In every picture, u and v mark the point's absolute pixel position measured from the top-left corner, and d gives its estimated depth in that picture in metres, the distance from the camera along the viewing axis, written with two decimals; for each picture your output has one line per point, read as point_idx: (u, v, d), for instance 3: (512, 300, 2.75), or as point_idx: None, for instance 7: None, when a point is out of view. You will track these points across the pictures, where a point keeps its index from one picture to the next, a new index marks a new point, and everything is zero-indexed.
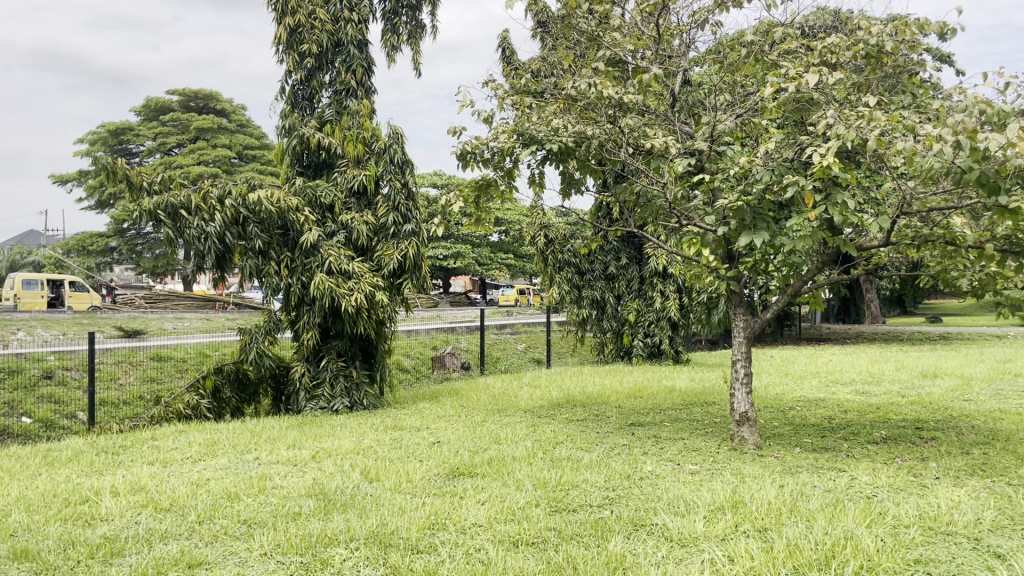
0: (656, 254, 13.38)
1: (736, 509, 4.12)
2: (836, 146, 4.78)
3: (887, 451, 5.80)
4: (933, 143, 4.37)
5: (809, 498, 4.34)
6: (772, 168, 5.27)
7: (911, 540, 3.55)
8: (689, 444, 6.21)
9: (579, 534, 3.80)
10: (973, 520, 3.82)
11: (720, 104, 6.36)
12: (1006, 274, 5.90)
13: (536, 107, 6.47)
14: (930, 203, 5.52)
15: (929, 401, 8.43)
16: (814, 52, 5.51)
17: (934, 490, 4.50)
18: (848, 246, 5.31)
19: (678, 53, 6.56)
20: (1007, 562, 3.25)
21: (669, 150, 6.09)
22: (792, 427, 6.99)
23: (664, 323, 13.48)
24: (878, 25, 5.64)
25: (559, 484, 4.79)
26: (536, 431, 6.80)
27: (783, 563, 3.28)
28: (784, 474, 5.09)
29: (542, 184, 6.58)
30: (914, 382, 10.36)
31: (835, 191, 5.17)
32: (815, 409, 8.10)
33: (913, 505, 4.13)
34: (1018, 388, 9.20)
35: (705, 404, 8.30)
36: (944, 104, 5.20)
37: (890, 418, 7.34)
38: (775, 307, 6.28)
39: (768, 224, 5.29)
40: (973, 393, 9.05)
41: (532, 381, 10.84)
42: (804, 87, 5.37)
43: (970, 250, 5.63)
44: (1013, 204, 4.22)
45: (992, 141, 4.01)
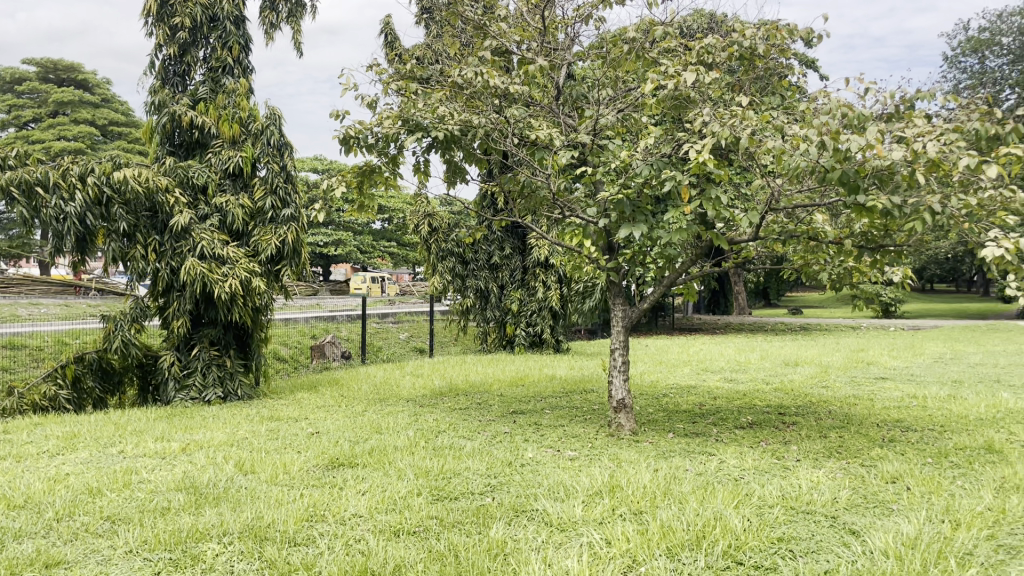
0: (538, 244, 13.62)
1: (614, 493, 4.24)
2: (711, 144, 4.97)
3: (753, 435, 6.10)
4: (800, 143, 4.62)
5: (681, 481, 4.51)
6: (651, 163, 5.41)
7: (774, 519, 3.75)
8: (569, 430, 6.34)
9: (460, 521, 3.81)
10: (830, 500, 4.07)
11: (603, 97, 6.50)
12: (863, 269, 6.31)
13: (422, 93, 6.40)
14: (796, 200, 5.84)
15: (791, 388, 8.92)
16: (692, 52, 5.72)
17: (794, 471, 4.77)
18: (721, 239, 5.54)
19: (563, 46, 6.65)
20: (860, 538, 3.48)
21: (553, 141, 6.18)
22: (666, 413, 7.25)
23: (546, 313, 13.68)
24: (751, 28, 5.90)
25: (441, 473, 4.78)
26: (417, 420, 6.77)
27: (657, 544, 3.39)
28: (658, 459, 5.27)
29: (426, 173, 6.54)
30: (777, 370, 10.96)
31: (710, 186, 5.38)
32: (687, 395, 8.44)
33: (776, 486, 4.36)
34: (870, 376, 9.87)
35: (584, 392, 8.49)
36: (809, 107, 5.49)
37: (755, 404, 7.74)
38: (652, 297, 6.48)
39: (646, 217, 5.45)
40: (830, 380, 9.67)
41: (415, 369, 10.80)
42: (681, 85, 5.57)
43: (830, 245, 5.99)
44: (871, 202, 4.50)
45: (854, 141, 4.27)
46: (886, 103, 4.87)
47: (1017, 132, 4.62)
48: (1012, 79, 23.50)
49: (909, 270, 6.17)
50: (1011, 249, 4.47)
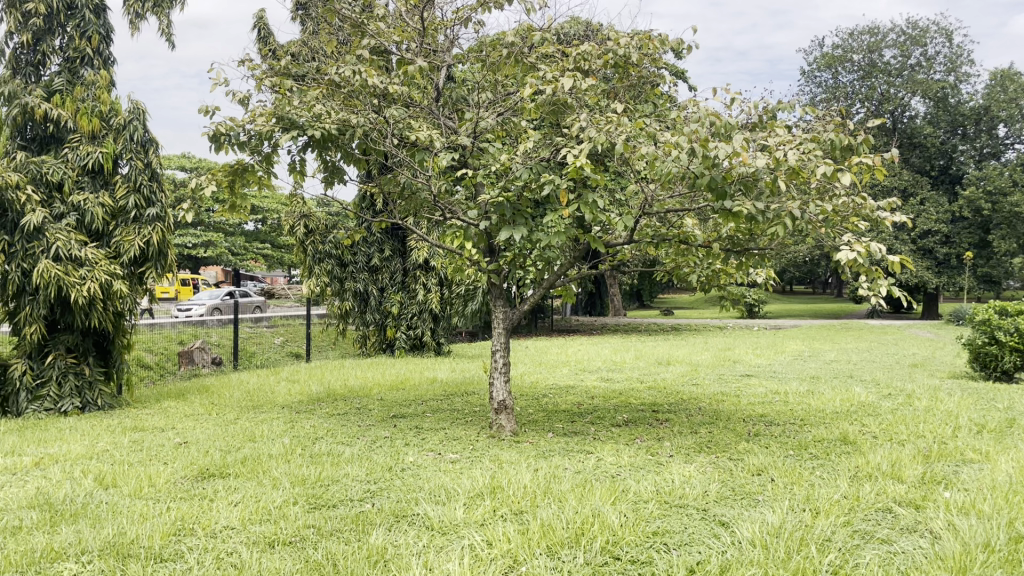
0: (418, 246, 13.53)
1: (495, 494, 4.25)
2: (588, 148, 5.09)
3: (629, 433, 6.27)
4: (671, 150, 4.78)
5: (560, 479, 4.58)
6: (530, 166, 5.49)
7: (649, 514, 3.86)
8: (450, 433, 6.33)
9: (338, 529, 3.72)
10: (702, 493, 4.24)
11: (483, 101, 6.53)
12: (729, 271, 6.61)
13: (298, 90, 6.23)
14: (668, 205, 6.05)
15: (665, 386, 9.25)
16: (569, 58, 5.84)
17: (668, 466, 4.94)
18: (598, 242, 5.68)
19: (442, 48, 6.65)
20: (728, 529, 3.64)
21: (433, 143, 6.15)
22: (546, 413, 7.36)
23: (426, 316, 13.63)
24: (626, 36, 6.06)
25: (318, 480, 4.66)
26: (293, 427, 6.58)
27: (537, 543, 3.42)
28: (538, 459, 5.33)
29: (302, 172, 6.37)
30: (651, 369, 11.33)
31: (587, 190, 5.49)
32: (566, 395, 8.59)
33: (651, 482, 4.49)
34: (737, 373, 10.35)
35: (466, 394, 8.50)
36: (680, 115, 5.70)
37: (631, 402, 7.97)
38: (531, 299, 6.55)
39: (526, 220, 5.51)
40: (701, 378, 10.09)
41: (291, 375, 10.49)
42: (559, 90, 5.67)
43: (700, 248, 6.24)
44: (737, 207, 4.72)
45: (721, 149, 4.46)
46: (751, 113, 5.12)
47: (868, 143, 4.96)
48: (861, 94, 25.19)
49: (772, 273, 6.52)
50: (862, 252, 4.79)
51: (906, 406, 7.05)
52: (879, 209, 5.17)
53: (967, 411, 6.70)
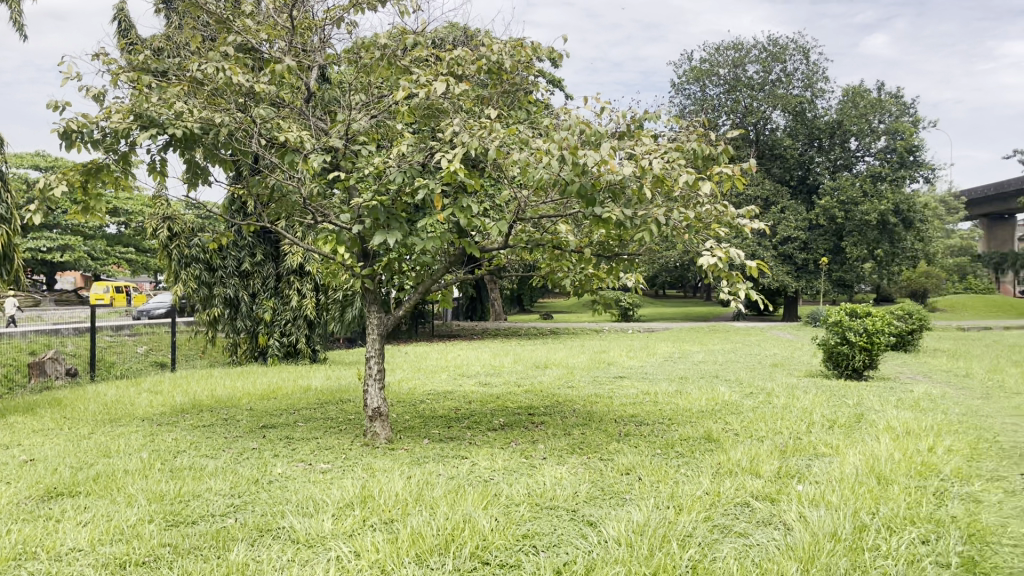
0: (292, 251, 13.18)
1: (365, 504, 4.17)
2: (461, 153, 5.08)
3: (504, 437, 6.30)
4: (543, 156, 4.84)
5: (433, 486, 4.54)
6: (404, 170, 5.43)
7: (520, 517, 3.88)
8: (322, 442, 6.18)
9: (197, 547, 3.55)
10: (572, 494, 4.30)
11: (356, 103, 6.42)
12: (601, 276, 6.76)
13: (157, 87, 5.94)
14: (542, 210, 6.12)
15: (541, 389, 9.37)
16: (443, 62, 5.83)
17: (540, 469, 4.99)
18: (473, 248, 5.68)
19: (313, 48, 6.50)
20: (596, 528, 3.70)
21: (303, 145, 5.98)
22: (422, 419, 7.30)
23: (301, 322, 13.30)
24: (499, 43, 6.10)
25: (177, 496, 4.43)
26: (153, 440, 6.24)
27: (405, 552, 3.36)
28: (411, 466, 5.27)
29: (163, 173, 6.07)
30: (528, 372, 11.46)
31: (460, 195, 5.49)
32: (443, 401, 8.56)
33: (523, 485, 4.52)
34: (611, 375, 10.61)
35: (340, 402, 8.33)
36: (552, 122, 5.78)
37: (508, 406, 8.02)
38: (406, 304, 6.48)
39: (400, 224, 5.45)
40: (576, 380, 10.28)
41: (153, 386, 9.96)
42: (433, 94, 5.65)
43: (573, 254, 6.34)
44: (606, 214, 4.81)
45: (591, 157, 4.55)
46: (619, 122, 5.26)
47: (728, 154, 5.19)
48: (727, 107, 26.38)
49: (641, 277, 6.70)
50: (724, 257, 4.99)
51: (766, 404, 7.41)
52: (739, 217, 5.41)
53: (821, 408, 7.11)
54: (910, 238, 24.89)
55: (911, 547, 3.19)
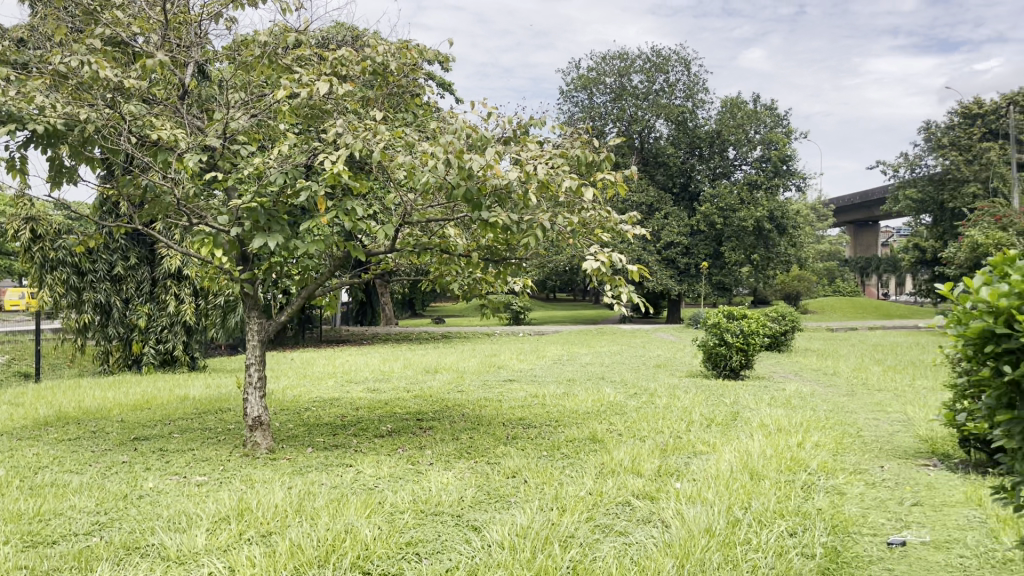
0: (169, 254, 12.61)
1: (242, 517, 4.02)
2: (344, 155, 4.98)
3: (390, 443, 6.22)
4: (428, 160, 4.80)
5: (315, 496, 4.42)
6: (286, 171, 5.28)
7: (404, 525, 3.83)
8: (198, 454, 5.92)
9: (55, 570, 3.33)
10: (457, 499, 4.29)
11: (235, 101, 6.20)
12: (489, 280, 6.77)
13: (16, 80, 5.56)
14: (429, 214, 6.08)
15: (429, 394, 9.30)
16: (326, 62, 5.71)
17: (426, 475, 4.95)
18: (359, 251, 5.58)
19: (189, 44, 6.24)
20: (480, 533, 3.70)
21: (178, 143, 5.73)
22: (306, 427, 7.11)
23: (178, 329, 12.74)
24: (384, 44, 6.04)
25: (36, 516, 4.15)
26: (12, 456, 5.83)
27: (284, 565, 3.25)
28: (293, 475, 5.12)
29: (24, 171, 5.69)
30: (417, 377, 11.36)
31: (345, 198, 5.39)
32: (328, 408, 8.37)
33: (408, 491, 4.47)
34: (500, 379, 10.65)
35: (220, 411, 8.01)
36: (439, 126, 5.75)
37: (395, 412, 7.93)
38: (289, 309, 6.29)
39: (282, 227, 5.29)
40: (465, 385, 10.26)
41: (13, 398, 9.32)
42: (315, 95, 5.52)
43: (460, 258, 6.32)
44: (492, 218, 4.81)
45: (476, 161, 4.55)
46: (505, 127, 5.28)
47: (611, 160, 5.30)
48: (614, 115, 27.00)
49: (529, 281, 6.75)
50: (606, 262, 5.09)
51: (648, 405, 7.61)
52: (622, 222, 5.53)
53: (700, 407, 7.36)
54: (783, 243, 26.19)
55: (780, 539, 3.32)
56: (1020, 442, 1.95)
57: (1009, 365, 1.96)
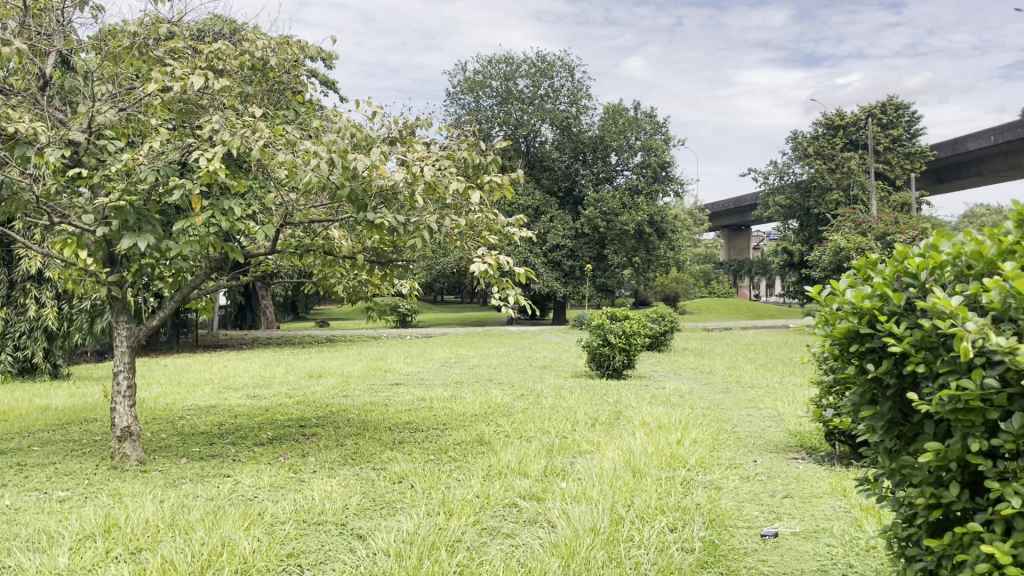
0: (29, 255, 11.79)
1: (109, 534, 3.79)
2: (221, 153, 4.78)
3: (271, 451, 6.02)
4: (310, 158, 4.66)
5: (190, 509, 4.22)
6: (158, 168, 5.01)
7: (285, 536, 3.71)
8: (60, 468, 5.55)
9: None
10: (341, 507, 4.19)
11: (102, 93, 5.85)
12: (375, 282, 6.65)
13: None
14: (312, 215, 5.91)
15: (313, 399, 9.07)
16: (202, 56, 5.47)
17: (309, 483, 4.81)
18: (237, 252, 5.36)
19: (51, 31, 5.84)
20: (365, 541, 3.62)
21: (38, 137, 5.34)
22: (180, 436, 6.79)
23: (39, 335, 11.93)
24: (263, 39, 5.85)
25: None
26: None
27: None
28: (166, 488, 4.87)
29: None
30: (300, 382, 11.06)
31: (222, 197, 5.17)
32: (206, 416, 8.03)
33: (289, 501, 4.34)
34: (386, 382, 10.50)
35: (85, 422, 7.55)
36: (322, 124, 5.60)
37: (276, 418, 7.68)
38: (161, 313, 5.98)
39: (154, 226, 5.02)
40: (350, 389, 10.06)
41: None
42: (190, 89, 5.27)
43: (345, 259, 6.18)
44: (378, 219, 4.69)
45: (361, 161, 4.45)
46: (391, 127, 5.20)
47: (497, 163, 5.31)
48: (500, 118, 27.17)
49: (416, 284, 6.67)
50: (493, 264, 5.09)
51: (535, 405, 7.69)
52: (508, 225, 5.55)
53: (585, 407, 7.49)
54: (663, 247, 27.07)
55: (661, 535, 3.40)
56: (882, 434, 2.06)
57: (873, 363, 2.05)
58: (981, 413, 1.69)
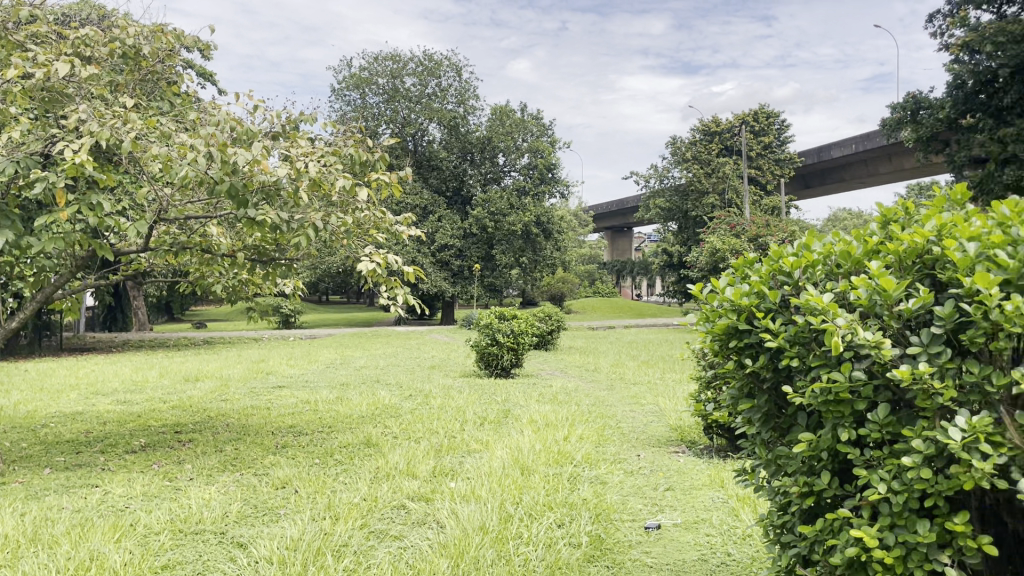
0: None
1: None
2: (89, 144, 4.49)
3: (144, 459, 5.72)
4: (187, 151, 4.44)
5: (54, 522, 3.95)
6: (17, 159, 4.66)
7: (160, 547, 3.53)
8: None
9: None
10: (220, 515, 4.02)
11: None
12: (256, 282, 6.43)
13: None
14: (189, 211, 5.65)
15: (190, 404, 8.68)
16: (66, 41, 5.14)
17: (185, 491, 4.59)
18: (106, 250, 5.05)
19: None
20: (246, 549, 3.49)
21: None
22: (43, 446, 6.35)
23: None
24: (135, 26, 5.56)
25: None
26: None
27: None
28: (26, 501, 4.54)
29: None
30: (175, 387, 10.57)
31: (89, 191, 4.86)
32: (71, 423, 7.55)
33: (164, 510, 4.13)
34: (268, 385, 10.17)
35: None
36: (200, 117, 5.37)
37: (150, 425, 7.31)
38: (21, 314, 5.57)
39: (13, 221, 4.67)
40: (230, 393, 9.69)
41: None
42: (53, 76, 4.94)
43: (224, 258, 5.94)
44: (259, 216, 4.51)
45: (241, 155, 4.28)
46: (273, 122, 5.03)
47: (384, 161, 5.25)
48: (386, 116, 26.84)
49: (300, 283, 6.48)
50: (381, 263, 5.01)
51: (424, 406, 7.63)
52: (396, 223, 5.48)
53: (473, 406, 7.49)
54: (549, 247, 27.47)
55: (549, 531, 3.43)
56: (759, 426, 2.14)
57: (751, 358, 2.12)
58: (850, 404, 1.79)
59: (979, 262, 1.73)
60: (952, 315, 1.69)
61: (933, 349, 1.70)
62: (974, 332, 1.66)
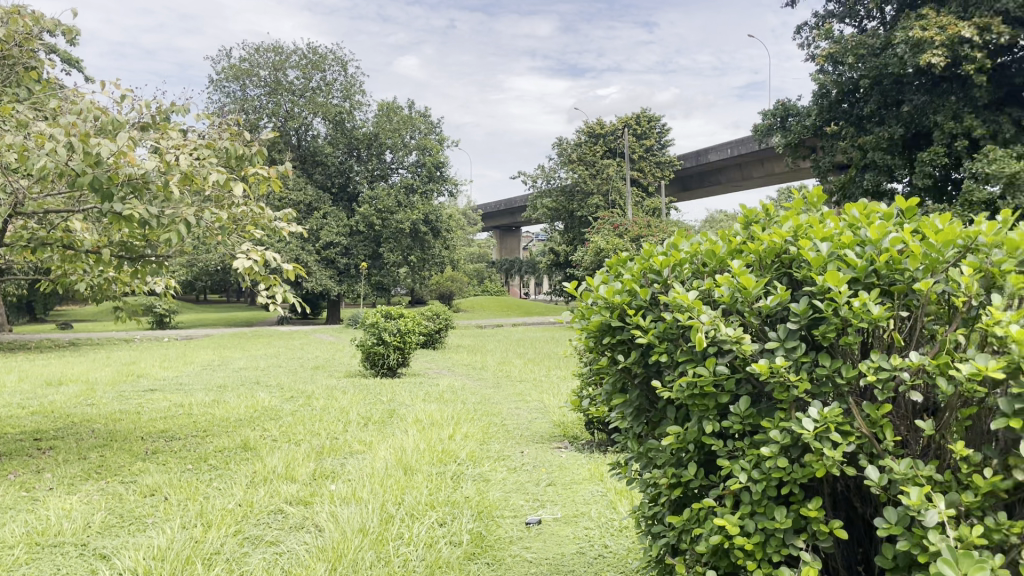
0: None
1: None
2: None
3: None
4: (45, 141, 4.15)
5: None
6: None
7: (13, 562, 3.31)
8: None
9: None
10: (82, 526, 3.79)
11: None
12: (124, 280, 6.10)
13: None
14: (49, 205, 5.30)
15: (52, 410, 8.16)
16: None
17: (44, 502, 4.31)
18: None
19: None
20: (109, 561, 3.31)
21: None
22: None
23: None
24: None
25: None
26: None
27: None
28: None
29: None
30: (35, 391, 9.92)
31: None
32: None
33: (19, 523, 3.86)
34: (139, 389, 9.69)
35: None
36: (61, 105, 5.05)
37: (5, 432, 6.82)
38: None
39: None
40: (97, 397, 9.17)
41: None
42: None
43: (89, 254, 5.61)
44: (127, 211, 4.18)
45: (105, 146, 4.04)
46: (142, 112, 4.79)
47: (262, 155, 5.08)
48: (268, 109, 26.06)
49: (173, 282, 6.20)
50: (259, 260, 4.85)
51: (306, 407, 7.45)
52: (276, 219, 5.32)
53: (357, 406, 7.37)
54: (437, 245, 27.40)
55: (429, 530, 3.41)
56: (631, 421, 2.20)
57: (622, 354, 2.17)
58: (713, 398, 1.86)
59: (831, 261, 1.84)
60: (806, 311, 1.78)
61: (788, 344, 1.79)
62: (826, 327, 1.75)
